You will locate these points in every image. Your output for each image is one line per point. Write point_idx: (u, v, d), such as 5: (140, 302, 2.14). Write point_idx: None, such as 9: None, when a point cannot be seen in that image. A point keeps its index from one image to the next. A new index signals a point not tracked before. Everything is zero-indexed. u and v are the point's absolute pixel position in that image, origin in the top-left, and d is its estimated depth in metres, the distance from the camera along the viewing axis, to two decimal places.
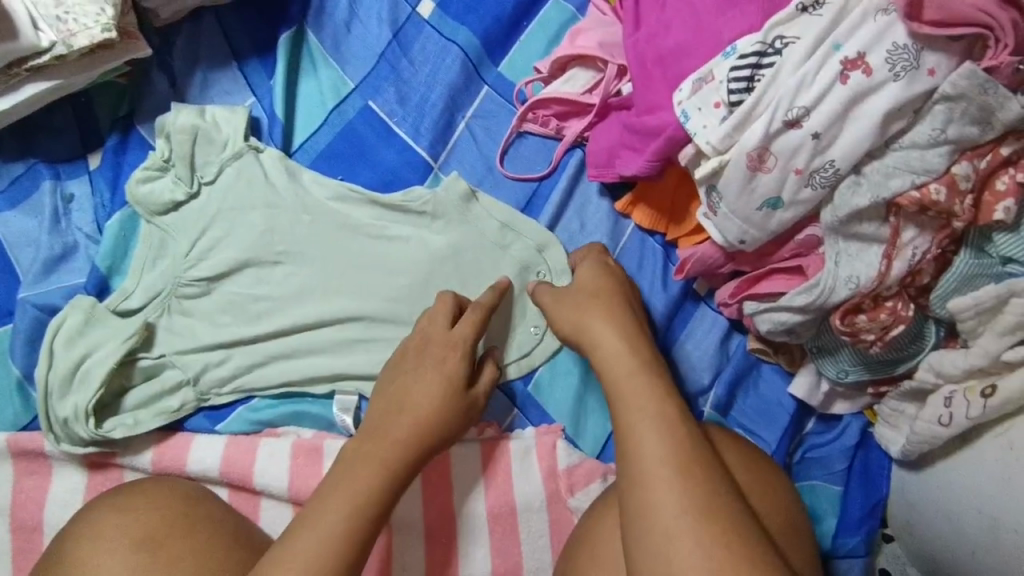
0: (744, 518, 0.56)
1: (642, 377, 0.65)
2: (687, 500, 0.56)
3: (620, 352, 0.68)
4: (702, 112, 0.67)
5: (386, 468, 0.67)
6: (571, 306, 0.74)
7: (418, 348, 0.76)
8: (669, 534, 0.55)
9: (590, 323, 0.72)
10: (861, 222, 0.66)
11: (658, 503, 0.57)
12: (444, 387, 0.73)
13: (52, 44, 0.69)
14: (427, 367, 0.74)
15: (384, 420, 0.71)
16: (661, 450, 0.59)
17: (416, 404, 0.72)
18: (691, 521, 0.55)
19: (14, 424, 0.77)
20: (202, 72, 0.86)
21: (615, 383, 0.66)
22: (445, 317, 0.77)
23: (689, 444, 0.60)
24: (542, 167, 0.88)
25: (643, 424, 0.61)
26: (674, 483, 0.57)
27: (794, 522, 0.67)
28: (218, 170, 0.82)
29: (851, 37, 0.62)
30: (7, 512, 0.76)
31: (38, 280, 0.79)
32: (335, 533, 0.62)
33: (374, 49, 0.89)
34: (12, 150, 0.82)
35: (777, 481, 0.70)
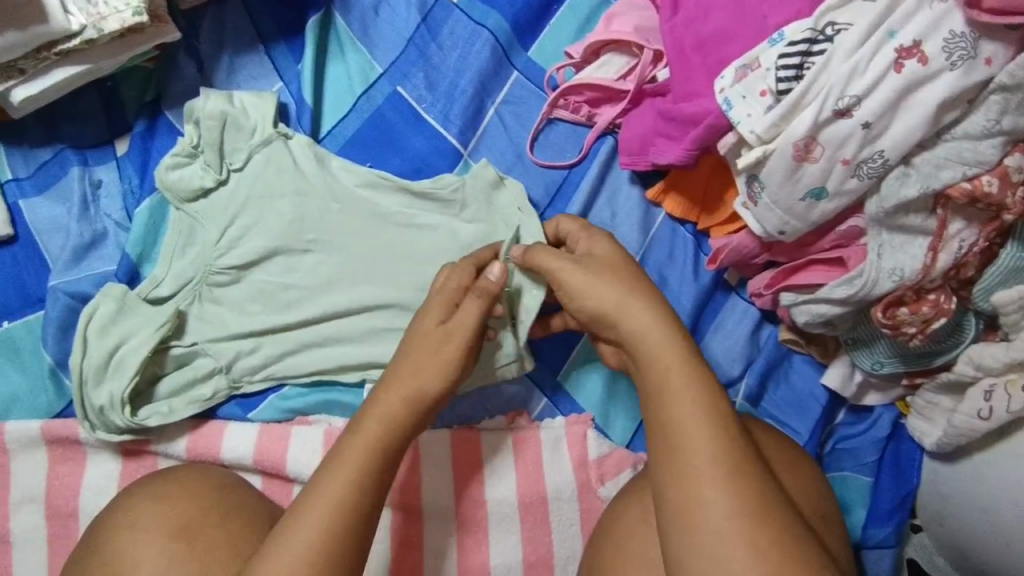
0: (795, 519, 0.56)
1: (690, 367, 0.61)
2: (738, 502, 0.55)
3: (655, 339, 0.63)
4: (746, 100, 0.66)
5: (382, 446, 0.63)
6: (585, 281, 0.67)
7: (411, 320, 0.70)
8: (719, 537, 0.54)
9: (604, 308, 0.65)
10: (907, 214, 0.66)
11: (708, 503, 0.55)
12: (440, 350, 0.67)
13: (83, 27, 0.68)
14: (423, 335, 0.68)
15: (380, 393, 0.65)
16: (710, 450, 0.57)
17: (408, 368, 0.66)
18: (741, 522, 0.54)
19: (47, 412, 0.78)
20: (228, 56, 0.85)
21: (658, 372, 0.61)
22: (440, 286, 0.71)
23: (738, 443, 0.58)
24: (572, 154, 0.87)
25: (691, 418, 0.58)
26: (728, 484, 0.56)
27: (823, 510, 0.66)
28: (247, 157, 0.81)
29: (906, 24, 0.60)
30: (42, 498, 0.77)
31: (68, 268, 0.79)
32: (345, 516, 0.59)
33: (402, 33, 0.88)
34: (38, 135, 0.81)
35: (802, 468, 0.69)
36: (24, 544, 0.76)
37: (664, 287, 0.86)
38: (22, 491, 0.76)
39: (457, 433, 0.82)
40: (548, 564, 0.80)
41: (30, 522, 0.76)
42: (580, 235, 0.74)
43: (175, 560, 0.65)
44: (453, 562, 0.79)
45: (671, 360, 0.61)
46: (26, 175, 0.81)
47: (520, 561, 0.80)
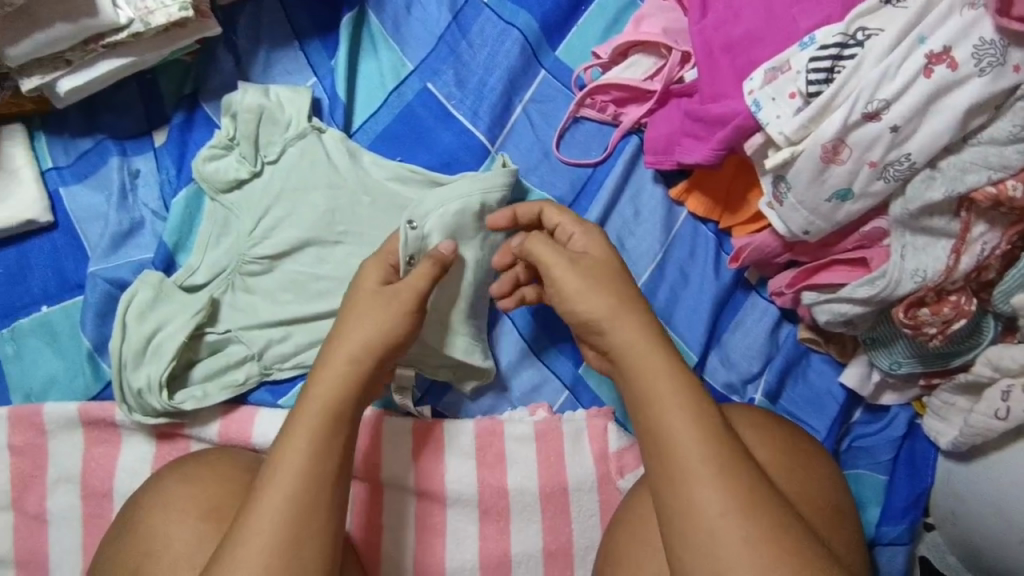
0: (791, 514, 0.56)
1: (675, 372, 0.60)
2: (735, 498, 0.55)
3: (640, 346, 0.61)
4: (776, 102, 0.68)
5: (334, 416, 0.63)
6: (581, 285, 0.64)
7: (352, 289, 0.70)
8: (717, 535, 0.54)
9: (598, 311, 0.63)
10: (931, 216, 0.67)
11: (705, 503, 0.55)
12: (385, 313, 0.67)
13: (130, 20, 0.70)
14: (367, 297, 0.68)
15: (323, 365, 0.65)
16: (705, 450, 0.56)
17: (355, 332, 0.66)
18: (739, 520, 0.54)
19: (84, 394, 0.80)
20: (264, 51, 0.87)
21: (642, 376, 0.60)
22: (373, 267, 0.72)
23: (729, 440, 0.57)
24: (597, 153, 0.89)
25: (678, 421, 0.57)
26: (728, 484, 0.55)
27: (831, 509, 0.70)
28: (282, 150, 0.83)
29: (936, 31, 0.62)
30: (78, 478, 0.78)
31: (107, 255, 0.81)
32: (300, 489, 0.59)
33: (433, 31, 0.89)
34: (79, 124, 0.84)
35: (818, 466, 0.72)
36: (60, 522, 0.78)
37: (685, 285, 0.87)
38: (58, 471, 0.78)
39: (481, 424, 0.83)
40: (567, 553, 0.81)
41: (67, 501, 0.78)
42: (578, 233, 0.70)
43: (205, 540, 0.66)
44: (475, 548, 0.81)
45: (651, 358, 0.60)
46: (67, 163, 0.83)
47: (540, 550, 0.81)
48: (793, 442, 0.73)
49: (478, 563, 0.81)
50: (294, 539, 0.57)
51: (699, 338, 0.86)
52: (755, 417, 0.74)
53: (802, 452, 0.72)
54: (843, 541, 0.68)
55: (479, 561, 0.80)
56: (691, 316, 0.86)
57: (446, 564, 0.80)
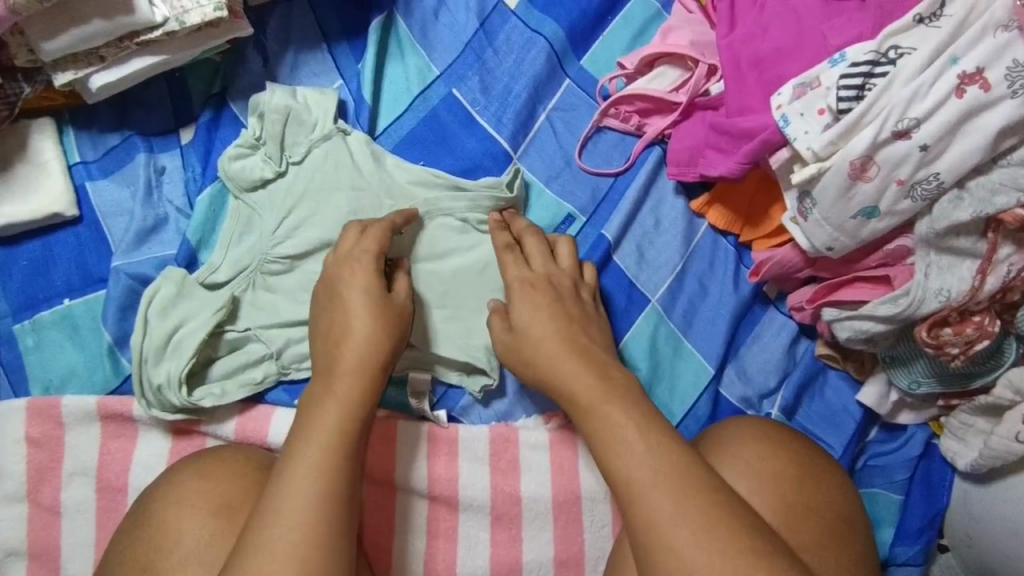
0: (745, 514, 0.58)
1: (614, 397, 0.64)
2: (674, 505, 0.57)
3: (582, 375, 0.66)
4: (804, 117, 0.68)
5: (349, 422, 0.65)
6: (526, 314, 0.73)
7: (329, 291, 0.73)
8: (659, 546, 0.57)
9: (537, 357, 0.70)
10: (957, 236, 0.67)
11: (639, 518, 0.58)
12: (374, 322, 0.70)
13: (165, 19, 0.70)
14: (343, 306, 0.71)
15: (330, 367, 0.68)
16: (639, 465, 0.59)
17: (354, 336, 0.69)
18: (676, 530, 0.56)
19: (103, 388, 0.80)
20: (293, 52, 0.87)
21: (591, 409, 0.64)
22: (339, 267, 0.74)
23: (668, 453, 0.60)
24: (619, 163, 0.89)
25: (621, 438, 0.61)
26: (661, 496, 0.58)
27: (835, 527, 0.69)
28: (307, 151, 0.83)
29: (970, 51, 0.62)
30: (93, 471, 0.78)
31: (131, 250, 0.81)
32: (324, 487, 0.61)
33: (461, 37, 0.90)
34: (108, 120, 0.84)
35: (827, 481, 0.71)
36: (72, 515, 0.77)
37: (704, 297, 0.87)
38: (74, 463, 0.78)
39: (496, 430, 0.83)
40: (579, 563, 0.81)
41: (81, 494, 0.77)
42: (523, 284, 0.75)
43: (218, 537, 0.67)
44: (487, 554, 0.80)
45: (584, 389, 0.65)
46: (94, 158, 0.84)
47: (551, 558, 0.81)
48: (797, 459, 0.71)
49: (489, 569, 0.80)
50: (318, 531, 0.59)
51: (717, 351, 0.86)
52: (753, 430, 0.73)
53: (807, 466, 0.71)
54: (847, 562, 0.67)
55: (490, 567, 0.80)
56: (709, 328, 0.87)
57: (458, 569, 0.80)
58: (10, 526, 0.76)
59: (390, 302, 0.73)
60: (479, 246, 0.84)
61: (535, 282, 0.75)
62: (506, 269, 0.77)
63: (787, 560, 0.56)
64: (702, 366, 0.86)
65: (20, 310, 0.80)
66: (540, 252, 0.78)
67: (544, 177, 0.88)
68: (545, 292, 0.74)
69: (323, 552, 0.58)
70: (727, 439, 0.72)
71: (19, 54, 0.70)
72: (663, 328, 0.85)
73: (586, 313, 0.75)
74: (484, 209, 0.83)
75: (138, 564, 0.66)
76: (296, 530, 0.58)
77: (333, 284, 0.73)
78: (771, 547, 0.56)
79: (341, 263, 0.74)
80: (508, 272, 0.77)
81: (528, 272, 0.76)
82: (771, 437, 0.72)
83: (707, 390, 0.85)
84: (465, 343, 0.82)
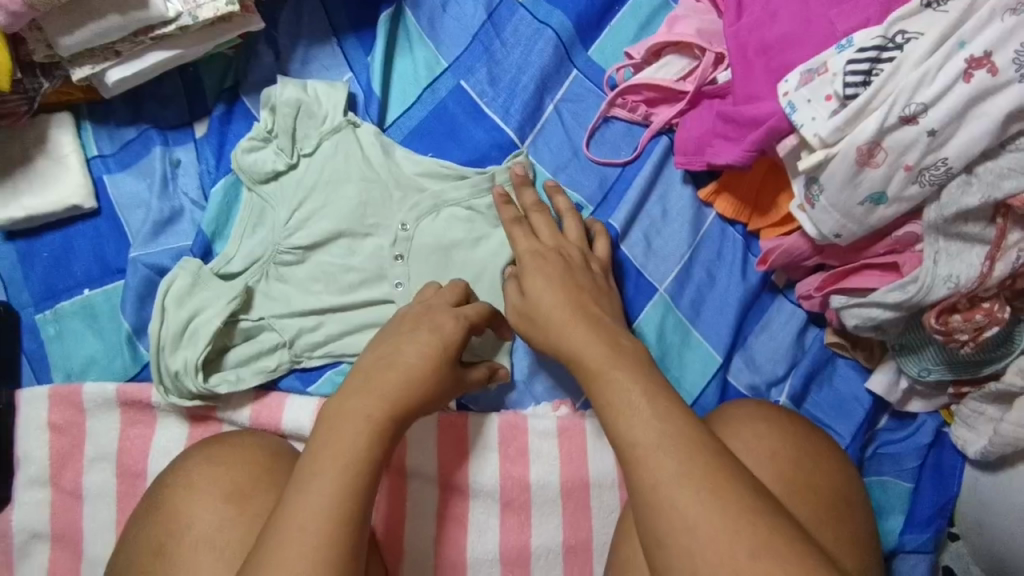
0: (750, 484, 0.57)
1: (620, 363, 0.64)
2: (678, 466, 0.56)
3: (592, 351, 0.65)
4: (811, 104, 0.68)
5: (380, 426, 0.63)
6: (541, 283, 0.73)
7: (409, 319, 0.72)
8: (662, 508, 0.56)
9: (551, 322, 0.70)
10: (965, 222, 0.67)
11: (641, 476, 0.57)
12: (432, 375, 0.67)
13: (178, 14, 0.72)
14: (408, 325, 0.71)
15: (371, 370, 0.66)
16: (642, 427, 0.59)
17: (410, 349, 0.68)
18: (678, 490, 0.56)
19: (123, 375, 0.82)
20: (304, 47, 0.88)
21: (594, 379, 0.64)
22: (426, 314, 0.72)
23: (671, 417, 0.59)
24: (626, 153, 0.90)
25: (626, 402, 0.61)
26: (665, 457, 0.57)
27: (836, 506, 0.69)
28: (318, 144, 0.85)
29: (977, 36, 0.62)
30: (113, 457, 0.80)
31: (148, 242, 0.83)
32: (348, 479, 0.60)
33: (468, 29, 0.91)
34: (123, 115, 0.86)
35: (826, 462, 0.72)
36: (94, 499, 0.79)
37: (711, 286, 0.88)
38: (94, 449, 0.80)
39: (504, 417, 0.84)
40: (587, 548, 0.82)
41: (101, 478, 0.80)
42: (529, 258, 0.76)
43: (226, 523, 0.68)
44: (496, 538, 0.82)
45: (587, 354, 0.65)
46: (111, 151, 0.85)
47: (560, 544, 0.82)
48: (801, 442, 0.72)
49: (499, 555, 0.81)
50: (339, 522, 0.58)
51: (724, 339, 0.87)
52: (755, 411, 0.74)
53: (808, 448, 0.72)
54: (846, 538, 0.68)
55: (499, 553, 0.81)
56: (716, 318, 0.87)
57: (468, 554, 0.81)
58: (35, 509, 0.79)
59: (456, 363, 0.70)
60: (486, 239, 0.85)
61: (546, 254, 0.76)
62: (517, 243, 0.78)
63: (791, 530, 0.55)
64: (711, 356, 0.86)
65: (42, 300, 0.82)
66: (548, 227, 0.79)
67: (551, 168, 0.89)
68: (555, 263, 0.75)
69: (344, 536, 0.58)
70: (731, 418, 0.73)
71: (36, 49, 0.72)
72: (671, 317, 0.86)
73: (600, 287, 0.75)
74: (489, 199, 0.85)
75: (151, 548, 0.68)
76: (325, 510, 0.58)
77: (417, 323, 0.71)
78: (779, 518, 0.55)
79: (421, 306, 0.74)
80: (519, 244, 0.78)
81: (539, 244, 0.77)
82: (774, 417, 0.73)
83: (715, 377, 0.86)
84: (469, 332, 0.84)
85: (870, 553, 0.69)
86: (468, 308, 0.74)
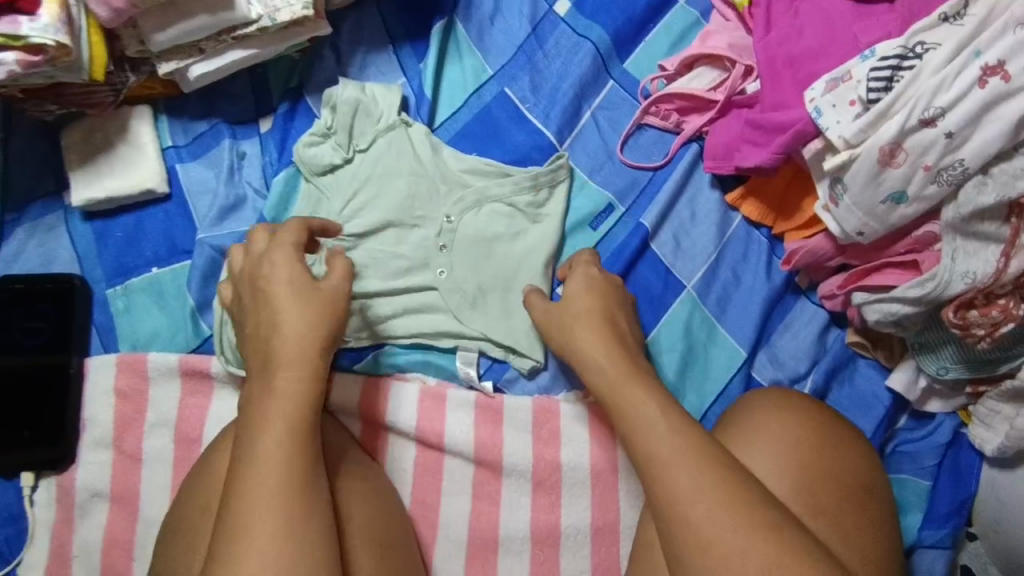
0: (756, 489, 0.63)
1: (633, 382, 0.72)
2: (689, 481, 0.63)
3: (602, 362, 0.75)
4: (836, 108, 0.74)
5: (289, 388, 0.68)
6: (582, 286, 0.82)
7: (253, 283, 0.75)
8: (681, 520, 0.62)
9: (576, 330, 0.78)
10: (981, 221, 0.71)
11: (660, 491, 0.64)
12: (305, 324, 0.72)
13: (259, 16, 0.80)
14: (265, 286, 0.74)
15: (260, 343, 0.71)
16: (664, 442, 0.66)
17: (280, 312, 0.72)
18: (692, 503, 0.62)
19: (186, 347, 0.88)
20: (363, 53, 0.96)
21: (609, 393, 0.73)
22: (259, 262, 0.76)
23: (687, 430, 0.66)
24: (658, 158, 0.96)
25: (646, 416, 0.68)
26: (678, 473, 0.64)
27: (857, 494, 0.73)
28: (372, 140, 0.91)
29: (992, 46, 0.67)
30: (172, 423, 0.86)
31: (214, 225, 0.90)
32: (294, 444, 0.65)
33: (513, 40, 0.98)
34: (196, 110, 0.93)
35: (848, 452, 0.75)
36: (152, 463, 0.85)
37: (737, 285, 0.93)
38: (155, 416, 0.86)
39: (538, 401, 0.88)
40: (614, 530, 0.86)
41: (160, 444, 0.85)
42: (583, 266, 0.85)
43: None
44: (527, 516, 0.86)
45: (611, 367, 0.74)
46: (184, 143, 0.93)
47: (589, 525, 0.86)
48: (823, 433, 0.75)
49: (530, 533, 0.86)
50: (299, 487, 0.63)
51: (749, 335, 0.91)
52: (781, 401, 0.77)
53: (831, 439, 0.75)
54: (866, 524, 0.72)
55: (530, 531, 0.86)
56: (741, 315, 0.92)
57: (500, 529, 0.86)
58: (98, 469, 0.85)
59: (315, 283, 0.75)
60: (525, 233, 0.91)
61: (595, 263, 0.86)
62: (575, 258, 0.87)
63: (797, 531, 0.61)
64: (736, 350, 0.90)
65: (113, 276, 0.89)
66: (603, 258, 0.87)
67: (587, 170, 0.95)
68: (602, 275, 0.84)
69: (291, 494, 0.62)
70: (748, 407, 0.77)
71: (130, 45, 0.80)
72: (698, 313, 0.91)
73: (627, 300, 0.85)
74: (530, 195, 0.91)
75: (201, 504, 0.73)
76: (276, 473, 0.63)
77: (256, 279, 0.75)
78: (780, 520, 0.61)
79: (262, 256, 0.76)
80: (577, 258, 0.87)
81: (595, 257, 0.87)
82: (799, 407, 0.76)
83: (740, 371, 0.90)
84: (503, 320, 0.89)
85: (890, 537, 0.73)
86: (289, 233, 0.78)
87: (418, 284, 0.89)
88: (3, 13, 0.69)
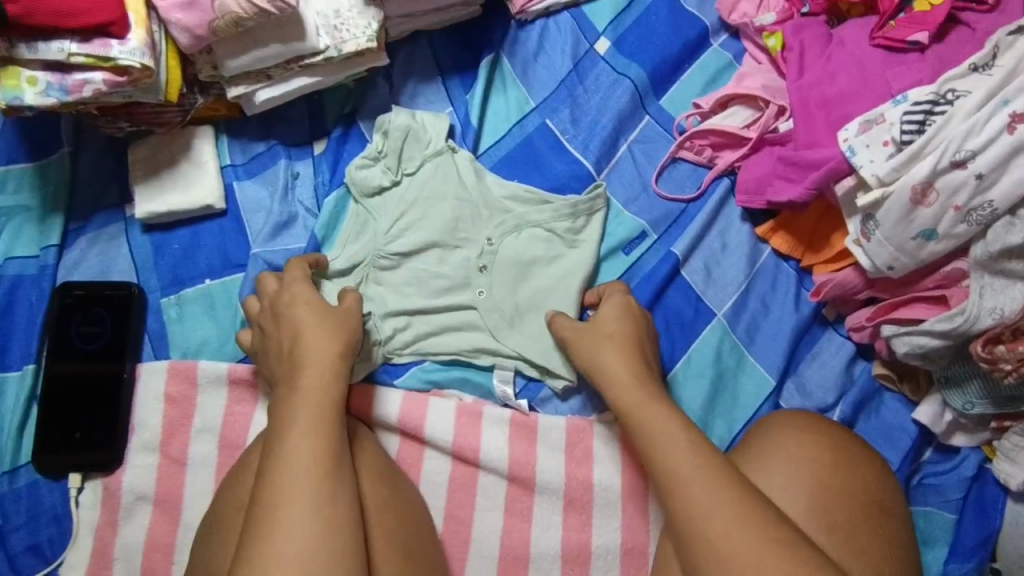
0: (768, 507, 0.66)
1: (653, 402, 0.76)
2: (705, 499, 0.66)
3: (626, 382, 0.78)
4: (871, 148, 0.78)
5: (316, 395, 0.72)
6: (616, 309, 0.85)
7: (273, 311, 0.81)
8: (699, 536, 0.65)
9: (600, 353, 0.81)
10: (1009, 259, 0.75)
11: (679, 507, 0.67)
12: (327, 340, 0.77)
13: (326, 47, 0.85)
14: (289, 309, 0.80)
15: (285, 359, 0.77)
16: (681, 461, 0.69)
17: (302, 330, 0.77)
18: (708, 519, 0.65)
19: (234, 357, 0.91)
20: (413, 83, 1.01)
21: (630, 413, 0.76)
22: (280, 292, 0.82)
23: (704, 451, 0.70)
24: (691, 190, 1.00)
25: (664, 436, 0.72)
26: (694, 492, 0.67)
27: (875, 514, 0.75)
28: (420, 165, 0.96)
29: (1019, 95, 0.71)
30: (217, 430, 0.89)
31: (267, 241, 0.94)
32: (322, 446, 0.68)
33: (556, 76, 1.03)
34: (254, 131, 0.98)
35: (865, 472, 0.77)
36: (196, 468, 0.88)
37: (766, 315, 0.95)
38: (202, 422, 0.89)
39: (572, 421, 0.90)
40: (643, 552, 0.87)
41: (205, 449, 0.88)
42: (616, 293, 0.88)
43: None
44: (558, 534, 0.88)
45: (633, 387, 0.77)
46: (241, 162, 0.97)
47: (619, 545, 0.87)
48: (841, 454, 0.77)
49: (561, 551, 0.87)
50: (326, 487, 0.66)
51: (777, 364, 0.93)
52: (804, 423, 0.79)
53: (849, 459, 0.77)
54: (884, 543, 0.73)
55: (561, 549, 0.87)
56: (770, 344, 0.94)
57: (531, 547, 0.87)
58: (144, 472, 0.87)
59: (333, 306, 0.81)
60: (562, 257, 0.95)
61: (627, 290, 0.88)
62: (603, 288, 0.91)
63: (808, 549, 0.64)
64: (764, 379, 0.93)
65: (168, 286, 0.93)
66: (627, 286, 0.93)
67: (623, 200, 0.99)
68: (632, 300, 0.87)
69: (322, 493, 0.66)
70: (768, 428, 0.80)
71: (203, 69, 0.85)
72: (727, 342, 0.93)
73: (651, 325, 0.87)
74: (569, 221, 0.95)
75: (240, 501, 0.76)
76: (308, 473, 0.66)
77: (278, 304, 0.81)
78: (792, 536, 0.64)
79: (283, 289, 0.82)
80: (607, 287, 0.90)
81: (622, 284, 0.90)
82: (818, 427, 0.79)
83: (768, 400, 0.92)
84: (538, 341, 0.92)
85: (907, 556, 0.75)
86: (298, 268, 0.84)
87: (458, 304, 0.93)
88: (94, 37, 0.74)
